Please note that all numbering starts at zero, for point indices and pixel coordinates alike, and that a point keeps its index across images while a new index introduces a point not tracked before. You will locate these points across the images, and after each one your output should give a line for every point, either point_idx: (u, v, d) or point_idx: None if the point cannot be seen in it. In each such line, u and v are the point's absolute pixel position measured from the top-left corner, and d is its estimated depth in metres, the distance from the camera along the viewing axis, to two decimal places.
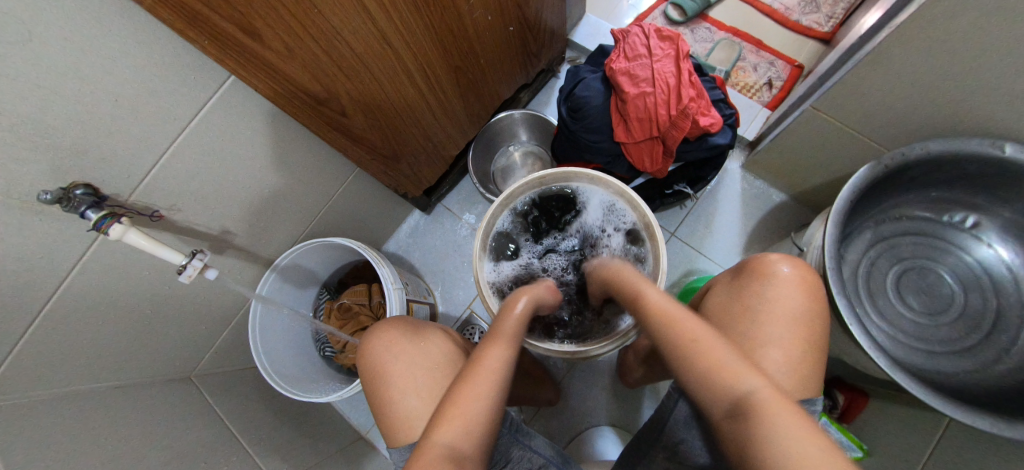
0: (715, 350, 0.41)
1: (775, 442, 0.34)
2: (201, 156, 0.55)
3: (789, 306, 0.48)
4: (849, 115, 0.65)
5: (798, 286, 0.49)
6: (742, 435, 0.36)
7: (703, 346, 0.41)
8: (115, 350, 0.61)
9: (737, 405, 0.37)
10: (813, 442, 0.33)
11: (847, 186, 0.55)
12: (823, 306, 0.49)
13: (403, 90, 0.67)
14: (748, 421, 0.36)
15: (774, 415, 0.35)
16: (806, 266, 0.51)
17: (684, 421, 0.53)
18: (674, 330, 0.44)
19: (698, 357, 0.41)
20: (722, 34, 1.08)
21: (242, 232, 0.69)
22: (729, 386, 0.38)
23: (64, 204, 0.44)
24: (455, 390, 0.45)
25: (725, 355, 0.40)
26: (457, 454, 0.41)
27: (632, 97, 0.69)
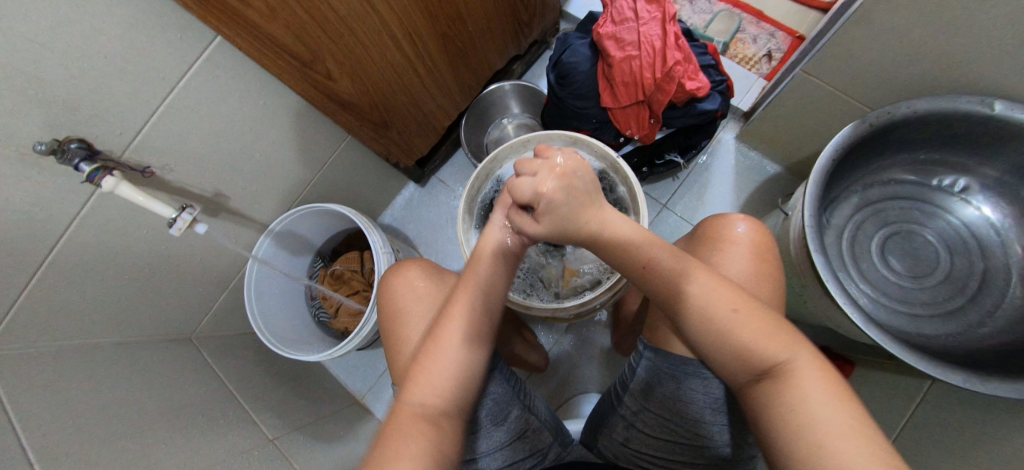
0: (755, 319, 0.40)
1: (800, 404, 0.35)
2: (189, 118, 0.56)
3: (743, 264, 0.49)
4: (840, 77, 0.64)
5: (755, 250, 0.51)
6: (770, 403, 0.37)
7: (750, 317, 0.40)
8: (115, 307, 0.64)
9: (774, 373, 0.37)
10: (841, 402, 0.34)
11: (831, 145, 0.55)
12: (771, 263, 0.50)
13: (390, 56, 0.68)
14: (780, 392, 0.36)
15: (810, 389, 0.35)
16: (761, 228, 0.52)
17: (637, 387, 0.52)
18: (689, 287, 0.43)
19: (739, 328, 0.40)
20: (722, 5, 1.05)
21: (235, 196, 0.71)
22: (766, 354, 0.38)
23: (58, 156, 0.45)
24: (424, 350, 0.44)
25: (755, 329, 0.39)
26: (448, 388, 0.42)
27: (617, 61, 0.69)
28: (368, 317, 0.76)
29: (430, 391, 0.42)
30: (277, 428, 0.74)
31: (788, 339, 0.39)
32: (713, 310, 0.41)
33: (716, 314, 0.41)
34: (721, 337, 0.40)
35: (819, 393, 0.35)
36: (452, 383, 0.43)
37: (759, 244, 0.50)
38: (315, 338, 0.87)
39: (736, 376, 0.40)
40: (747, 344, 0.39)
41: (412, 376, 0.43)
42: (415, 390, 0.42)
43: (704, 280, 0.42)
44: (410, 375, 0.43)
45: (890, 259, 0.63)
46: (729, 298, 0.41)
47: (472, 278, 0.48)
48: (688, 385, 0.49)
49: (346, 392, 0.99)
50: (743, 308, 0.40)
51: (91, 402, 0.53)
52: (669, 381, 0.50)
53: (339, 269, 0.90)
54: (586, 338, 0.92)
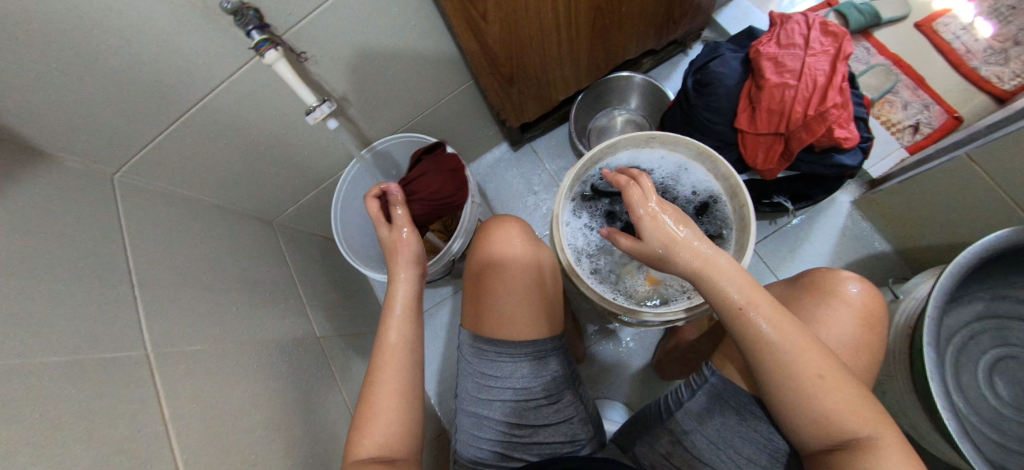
0: (841, 387, 0.38)
1: None
2: (351, 17, 0.57)
3: (849, 328, 0.47)
4: (1015, 177, 0.58)
5: (863, 315, 0.48)
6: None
7: (837, 387, 0.38)
8: (223, 174, 0.68)
9: (852, 446, 0.37)
10: None
11: (983, 242, 0.51)
12: (874, 338, 0.48)
13: (544, 13, 0.66)
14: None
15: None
16: (877, 296, 0.49)
17: (694, 410, 0.52)
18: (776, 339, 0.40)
19: (825, 397, 0.38)
20: (881, 59, 0.97)
21: (356, 104, 0.72)
22: (846, 428, 0.37)
23: (237, 18, 0.46)
24: (368, 393, 0.46)
25: (843, 402, 0.38)
26: (393, 430, 0.44)
27: (770, 85, 0.64)
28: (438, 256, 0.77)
29: (375, 439, 0.43)
30: (324, 328, 0.78)
31: (873, 416, 0.38)
32: (799, 371, 0.39)
33: (802, 377, 0.39)
34: (804, 404, 0.39)
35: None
36: (396, 424, 0.44)
37: (870, 313, 0.48)
38: (378, 260, 0.89)
39: (808, 442, 0.40)
40: (828, 415, 0.38)
41: (359, 425, 0.44)
42: (364, 441, 0.43)
43: (791, 334, 0.40)
44: (355, 424, 0.44)
45: (996, 382, 0.59)
46: (818, 363, 0.39)
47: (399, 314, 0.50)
48: (754, 423, 0.48)
49: (385, 319, 1.02)
50: (830, 376, 0.39)
51: (187, 255, 0.56)
52: (732, 414, 0.50)
53: None
54: (627, 347, 0.92)
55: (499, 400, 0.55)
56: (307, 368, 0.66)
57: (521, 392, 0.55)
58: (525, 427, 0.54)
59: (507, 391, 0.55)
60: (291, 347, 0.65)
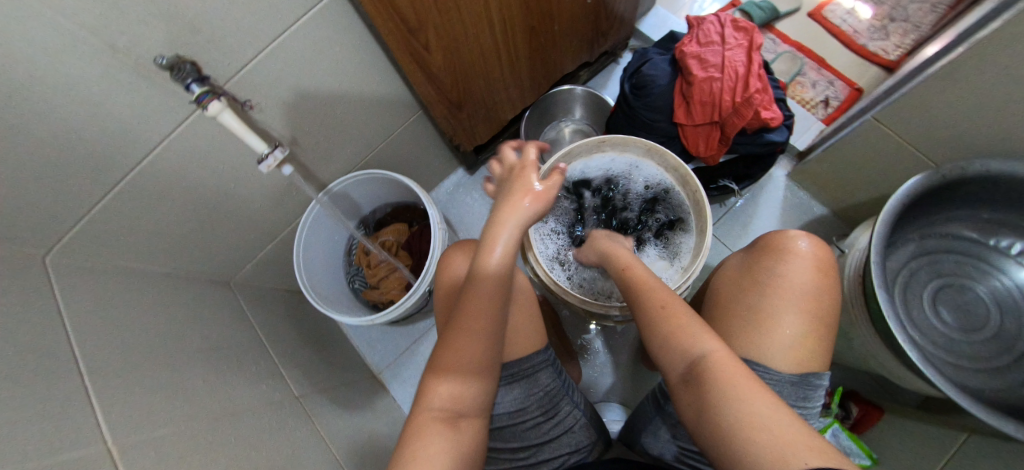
0: (684, 316, 0.45)
1: (717, 397, 0.38)
2: (292, 62, 0.57)
3: (804, 278, 0.50)
4: (913, 131, 0.67)
5: (816, 265, 0.51)
6: (690, 394, 0.40)
7: (676, 315, 0.46)
8: (170, 238, 0.63)
9: (691, 367, 0.41)
10: (748, 393, 0.36)
11: (904, 188, 0.57)
12: (830, 285, 0.51)
13: (482, 39, 0.69)
14: (711, 389, 0.38)
15: (735, 384, 0.37)
16: (823, 246, 0.53)
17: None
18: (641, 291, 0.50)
19: (670, 321, 0.45)
20: (786, 47, 1.09)
21: (307, 149, 0.71)
22: (688, 347, 0.43)
23: (174, 73, 0.46)
24: (439, 356, 0.47)
25: (697, 330, 0.43)
26: (460, 389, 0.46)
27: (699, 80, 0.71)
28: (413, 289, 0.75)
29: (444, 396, 0.45)
30: (303, 385, 0.73)
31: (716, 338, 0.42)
32: (650, 307, 0.48)
33: (664, 317, 0.46)
34: (673, 342, 0.44)
35: (750, 394, 0.36)
36: (467, 380, 0.46)
37: (822, 263, 0.51)
38: (349, 303, 0.86)
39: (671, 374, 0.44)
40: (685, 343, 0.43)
41: (439, 373, 0.46)
42: (432, 396, 0.45)
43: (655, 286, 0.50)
44: (429, 376, 0.46)
45: (940, 310, 0.65)
46: (670, 303, 0.47)
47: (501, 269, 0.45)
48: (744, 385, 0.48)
49: (363, 364, 0.97)
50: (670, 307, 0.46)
51: (138, 331, 0.52)
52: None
53: (388, 239, 0.90)
54: (613, 346, 0.93)
55: (496, 427, 0.54)
56: (290, 430, 0.61)
57: (513, 415, 0.54)
58: (527, 448, 0.54)
59: (501, 417, 0.54)
60: (268, 411, 0.60)
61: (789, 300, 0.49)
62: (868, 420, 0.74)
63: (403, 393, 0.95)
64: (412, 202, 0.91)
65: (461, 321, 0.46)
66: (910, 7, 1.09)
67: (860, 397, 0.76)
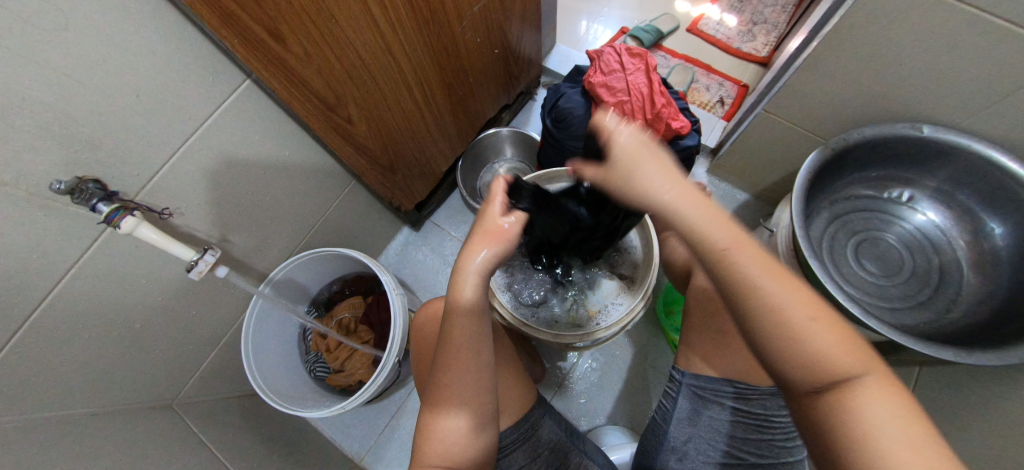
0: (827, 328, 0.32)
1: (862, 427, 0.30)
2: (209, 158, 0.55)
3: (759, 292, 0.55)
4: (796, 115, 0.77)
5: None
6: (827, 421, 0.32)
7: (823, 323, 0.32)
8: (93, 371, 0.56)
9: (835, 384, 0.32)
10: (911, 430, 0.29)
11: (805, 167, 0.64)
12: None
13: (403, 103, 0.71)
14: (840, 416, 0.31)
15: (878, 413, 0.30)
16: None
17: (682, 416, 0.55)
18: (754, 292, 0.33)
19: (816, 338, 0.31)
20: (676, 61, 1.23)
21: (239, 243, 0.68)
22: (830, 368, 0.32)
23: (75, 196, 0.42)
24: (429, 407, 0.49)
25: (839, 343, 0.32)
26: (455, 442, 0.47)
27: (611, 105, 0.77)
28: (382, 364, 0.71)
29: (440, 451, 0.47)
30: None
31: (858, 349, 0.32)
32: (785, 314, 0.32)
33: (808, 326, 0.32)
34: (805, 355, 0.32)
35: (883, 406, 0.30)
36: (459, 428, 0.47)
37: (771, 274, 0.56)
38: (313, 395, 0.79)
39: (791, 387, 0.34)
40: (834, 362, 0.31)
41: (428, 430, 0.48)
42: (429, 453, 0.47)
43: (784, 283, 0.33)
44: (423, 431, 0.48)
45: (863, 262, 0.69)
46: (805, 303, 0.32)
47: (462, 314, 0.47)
48: (732, 403, 0.52)
49: (342, 456, 0.88)
50: (822, 316, 0.32)
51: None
52: (713, 402, 0.53)
53: (345, 317, 0.86)
54: (595, 369, 0.92)
55: None
56: None
57: None
58: None
59: None
60: None
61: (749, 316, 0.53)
62: None
63: None
64: (362, 272, 0.88)
65: (444, 376, 0.48)
66: (765, 12, 1.28)
67: None
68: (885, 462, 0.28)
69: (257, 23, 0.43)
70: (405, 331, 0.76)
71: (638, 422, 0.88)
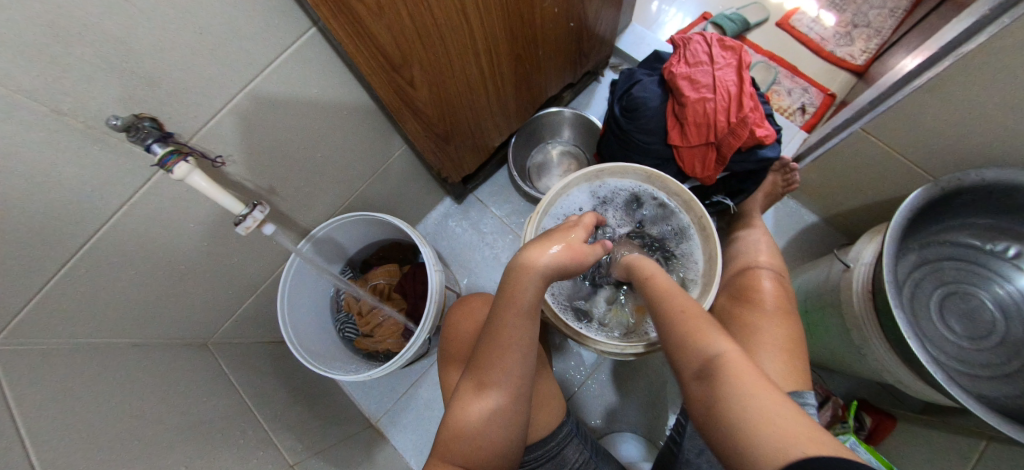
0: (704, 323, 0.46)
1: (730, 398, 0.38)
2: (265, 108, 0.52)
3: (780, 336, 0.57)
4: (902, 141, 0.67)
5: (781, 319, 0.59)
6: (709, 397, 0.40)
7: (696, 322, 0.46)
8: (136, 305, 0.57)
9: (712, 368, 0.41)
10: (767, 396, 0.37)
11: (906, 205, 0.56)
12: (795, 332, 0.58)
13: (468, 70, 0.66)
14: (719, 389, 0.40)
15: (746, 386, 0.38)
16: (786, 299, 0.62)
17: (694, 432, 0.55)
18: (667, 303, 0.50)
19: (688, 325, 0.46)
20: (759, 57, 1.11)
21: (285, 198, 0.66)
22: (708, 350, 0.43)
23: (131, 134, 0.40)
24: (461, 397, 0.49)
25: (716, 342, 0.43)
26: (483, 437, 0.47)
27: (691, 101, 0.70)
28: (414, 338, 0.70)
29: (466, 443, 0.47)
30: (298, 450, 0.67)
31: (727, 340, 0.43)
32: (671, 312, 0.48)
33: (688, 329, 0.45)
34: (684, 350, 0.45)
35: (752, 386, 0.38)
36: (488, 428, 0.47)
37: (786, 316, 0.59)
38: (340, 354, 0.79)
39: (688, 370, 0.44)
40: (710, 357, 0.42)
41: (454, 418, 0.49)
42: (453, 440, 0.47)
43: (675, 293, 0.50)
44: (449, 419, 0.49)
45: (948, 319, 0.61)
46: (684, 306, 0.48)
47: (516, 310, 0.48)
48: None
49: (359, 414, 0.91)
50: (690, 312, 0.47)
51: (107, 420, 0.45)
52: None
53: (380, 283, 0.85)
54: (621, 373, 0.90)
55: None
56: None
57: None
58: None
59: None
60: None
61: (773, 356, 0.54)
62: (882, 429, 0.69)
63: (406, 440, 0.89)
64: (401, 239, 0.86)
65: (483, 367, 0.48)
66: (869, 14, 1.13)
67: (871, 407, 0.72)
68: (741, 409, 0.37)
69: None
70: (438, 308, 0.75)
71: (656, 433, 0.86)
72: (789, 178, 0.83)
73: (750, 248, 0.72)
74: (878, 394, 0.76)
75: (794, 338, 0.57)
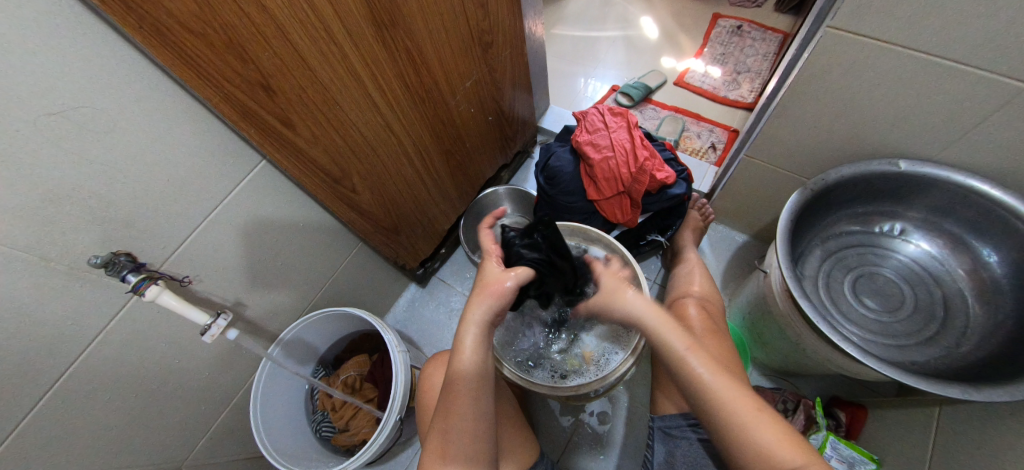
0: (771, 423, 0.42)
1: None
2: (228, 228, 0.62)
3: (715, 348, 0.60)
4: (776, 158, 0.79)
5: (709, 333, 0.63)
6: None
7: (767, 420, 0.42)
8: (111, 434, 0.59)
9: None
10: None
11: (786, 208, 0.65)
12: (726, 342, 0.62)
13: (404, 170, 0.79)
14: None
15: None
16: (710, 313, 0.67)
17: (660, 462, 0.56)
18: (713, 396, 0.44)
19: (756, 427, 0.42)
20: (666, 112, 1.31)
21: (252, 305, 0.72)
22: (781, 456, 0.40)
23: (109, 268, 0.48)
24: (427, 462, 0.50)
25: (774, 434, 0.41)
26: None
27: (597, 161, 0.83)
28: (383, 422, 0.73)
29: None
30: None
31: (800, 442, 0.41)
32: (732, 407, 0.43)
33: (736, 410, 0.43)
34: (732, 436, 0.43)
35: None
36: None
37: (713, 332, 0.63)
38: (318, 456, 0.79)
39: None
40: (766, 445, 0.41)
41: None
42: None
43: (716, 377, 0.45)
44: None
45: (865, 299, 0.68)
46: (741, 398, 0.44)
47: (463, 361, 0.52)
48: (696, 435, 0.55)
49: None
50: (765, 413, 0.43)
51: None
52: (682, 440, 0.56)
53: (351, 376, 0.88)
54: (604, 423, 0.89)
55: None
56: None
57: None
58: None
59: None
60: None
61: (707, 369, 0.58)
62: (858, 421, 0.70)
63: None
64: (369, 329, 0.91)
65: (444, 423, 0.50)
66: (747, 61, 1.36)
67: (841, 402, 0.73)
68: None
69: (267, 113, 0.51)
70: (407, 387, 0.78)
71: None
72: (704, 211, 0.95)
73: (686, 281, 0.78)
74: (845, 388, 0.77)
75: (725, 354, 0.59)
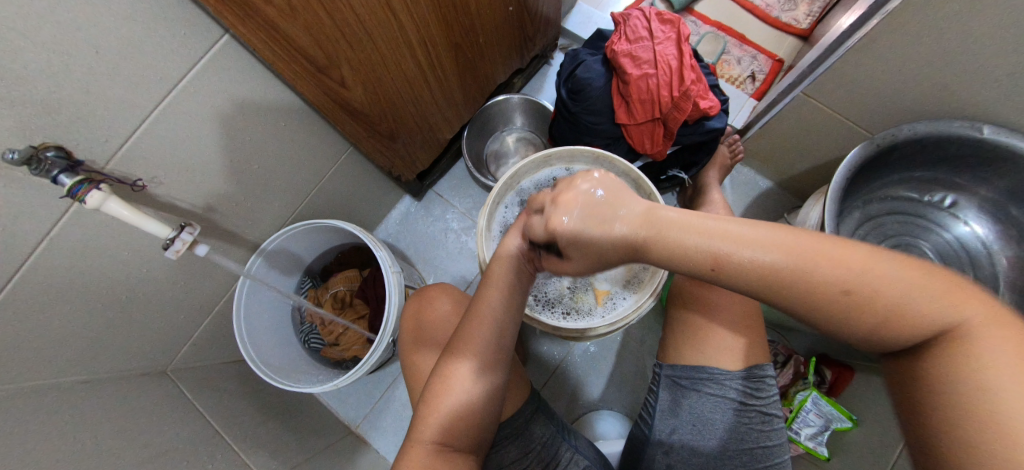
0: (896, 272, 0.30)
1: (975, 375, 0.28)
2: (189, 123, 0.50)
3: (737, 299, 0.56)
4: (840, 102, 0.69)
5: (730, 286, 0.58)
6: (939, 372, 0.29)
7: (888, 276, 0.30)
8: (82, 342, 0.54)
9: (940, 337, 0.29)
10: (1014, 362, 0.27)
11: (845, 163, 0.57)
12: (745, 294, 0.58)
13: (404, 64, 0.64)
14: (959, 360, 0.28)
15: (992, 340, 0.28)
16: None
17: (663, 410, 0.57)
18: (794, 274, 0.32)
19: (882, 288, 0.30)
20: (708, 28, 1.12)
21: (226, 214, 0.64)
22: (926, 319, 0.29)
23: (33, 167, 0.37)
24: (432, 387, 0.49)
25: (915, 297, 0.29)
26: (451, 423, 0.47)
27: (634, 78, 0.70)
28: (375, 343, 0.70)
29: (440, 427, 0.46)
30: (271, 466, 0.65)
31: (938, 286, 0.30)
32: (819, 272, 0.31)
33: (839, 275, 0.30)
34: (840, 312, 0.31)
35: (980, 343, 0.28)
36: (457, 415, 0.47)
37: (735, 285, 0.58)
38: (309, 366, 0.79)
39: (891, 345, 0.31)
40: (899, 307, 0.29)
41: (425, 405, 0.48)
42: (424, 427, 0.47)
43: (782, 244, 0.32)
44: (419, 410, 0.48)
45: None
46: (847, 257, 0.31)
47: (494, 285, 0.52)
48: (705, 388, 0.54)
49: (339, 422, 0.90)
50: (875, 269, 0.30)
51: (71, 454, 0.44)
52: (689, 391, 0.55)
53: (340, 290, 0.84)
54: (594, 353, 0.91)
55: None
56: None
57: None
58: None
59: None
60: None
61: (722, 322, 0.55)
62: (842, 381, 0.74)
63: (388, 441, 0.90)
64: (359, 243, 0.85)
65: (454, 350, 0.50)
66: None
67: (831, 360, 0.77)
68: (995, 403, 0.26)
69: None
70: (400, 308, 0.75)
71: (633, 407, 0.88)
72: (733, 146, 0.87)
73: None
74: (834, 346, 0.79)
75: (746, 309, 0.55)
